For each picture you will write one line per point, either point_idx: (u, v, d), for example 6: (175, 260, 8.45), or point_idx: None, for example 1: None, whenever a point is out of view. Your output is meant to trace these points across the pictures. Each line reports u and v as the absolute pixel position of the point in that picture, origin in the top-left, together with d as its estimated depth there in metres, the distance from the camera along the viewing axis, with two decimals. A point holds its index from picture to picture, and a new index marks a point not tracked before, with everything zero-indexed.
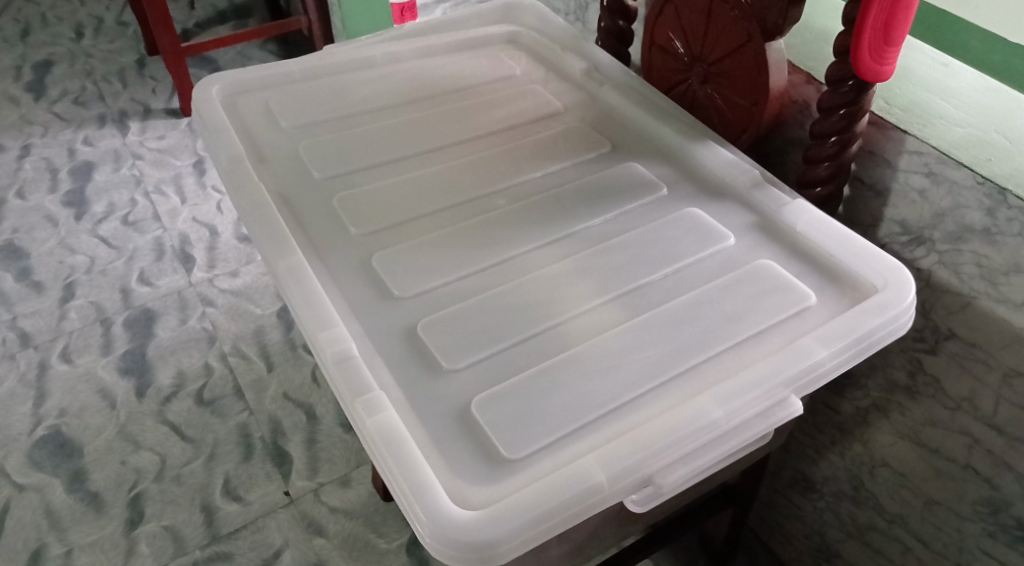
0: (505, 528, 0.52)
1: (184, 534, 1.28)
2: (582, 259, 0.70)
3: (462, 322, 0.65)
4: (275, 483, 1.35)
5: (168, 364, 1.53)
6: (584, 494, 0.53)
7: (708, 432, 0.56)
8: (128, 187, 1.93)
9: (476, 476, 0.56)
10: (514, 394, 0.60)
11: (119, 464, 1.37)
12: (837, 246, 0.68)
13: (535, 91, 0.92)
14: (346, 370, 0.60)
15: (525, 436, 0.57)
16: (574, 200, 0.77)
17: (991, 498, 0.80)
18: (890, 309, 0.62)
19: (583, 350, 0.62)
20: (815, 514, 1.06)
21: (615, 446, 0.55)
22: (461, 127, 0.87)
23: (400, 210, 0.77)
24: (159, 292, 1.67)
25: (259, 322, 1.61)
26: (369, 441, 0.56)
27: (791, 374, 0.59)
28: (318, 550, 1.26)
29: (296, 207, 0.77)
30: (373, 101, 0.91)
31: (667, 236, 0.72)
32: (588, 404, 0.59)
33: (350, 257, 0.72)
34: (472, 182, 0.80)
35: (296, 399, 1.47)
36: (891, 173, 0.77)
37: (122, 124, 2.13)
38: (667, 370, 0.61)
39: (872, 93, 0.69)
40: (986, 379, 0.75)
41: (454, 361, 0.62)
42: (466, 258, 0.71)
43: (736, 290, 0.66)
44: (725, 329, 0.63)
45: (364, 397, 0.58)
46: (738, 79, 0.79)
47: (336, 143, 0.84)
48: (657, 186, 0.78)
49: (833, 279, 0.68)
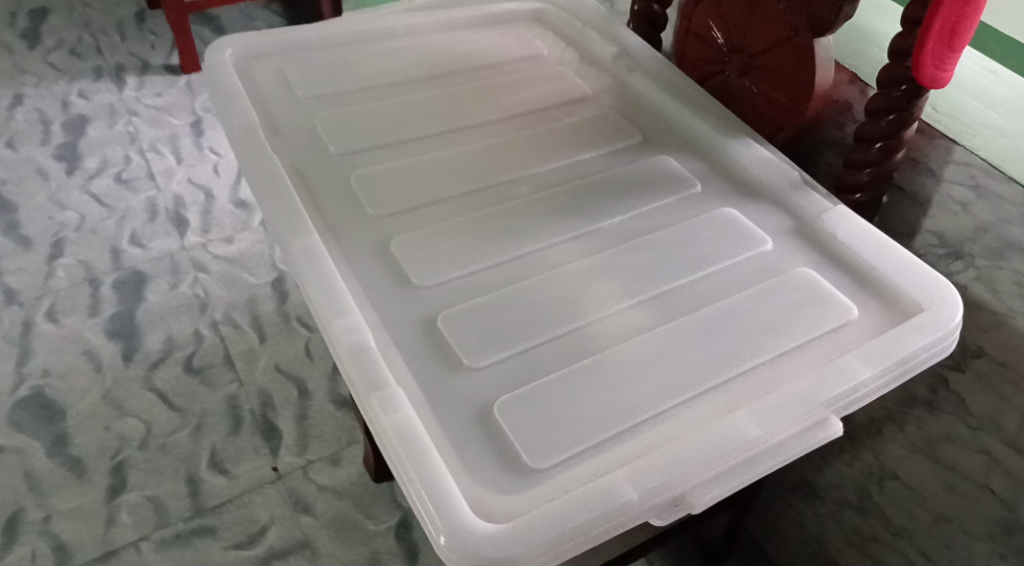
0: (529, 541, 0.49)
1: (167, 505, 1.25)
2: (609, 257, 0.67)
3: (484, 318, 0.63)
4: (263, 457, 1.32)
5: (157, 330, 1.50)
6: (611, 510, 0.51)
7: (742, 451, 0.54)
8: (122, 144, 1.88)
9: (498, 484, 0.53)
10: (538, 398, 0.58)
11: (102, 430, 1.34)
12: (880, 258, 0.65)
13: (562, 73, 0.88)
14: (360, 361, 0.58)
15: (549, 444, 0.55)
16: (602, 193, 0.74)
17: (1005, 520, 0.79)
18: (932, 330, 0.60)
19: (611, 355, 0.60)
20: (815, 521, 1.05)
21: (646, 462, 0.53)
22: (484, 107, 0.83)
23: (420, 193, 0.74)
24: (150, 254, 1.63)
25: (253, 291, 1.58)
26: (384, 439, 0.54)
27: (831, 395, 0.56)
28: (304, 529, 1.24)
29: (310, 183, 0.74)
30: (391, 74, 0.86)
31: (699, 236, 0.69)
32: (615, 413, 0.56)
33: (367, 240, 0.69)
34: (495, 167, 0.76)
35: (288, 372, 1.44)
36: (932, 183, 0.74)
37: (118, 79, 2.07)
38: (698, 382, 0.58)
39: (924, 99, 0.67)
40: (1012, 399, 0.74)
41: (476, 359, 0.60)
42: (489, 248, 0.68)
43: (772, 298, 0.64)
44: (761, 341, 0.61)
45: (380, 394, 0.56)
46: (779, 75, 0.76)
47: (354, 119, 0.80)
48: (689, 182, 0.75)
49: (873, 291, 0.65)
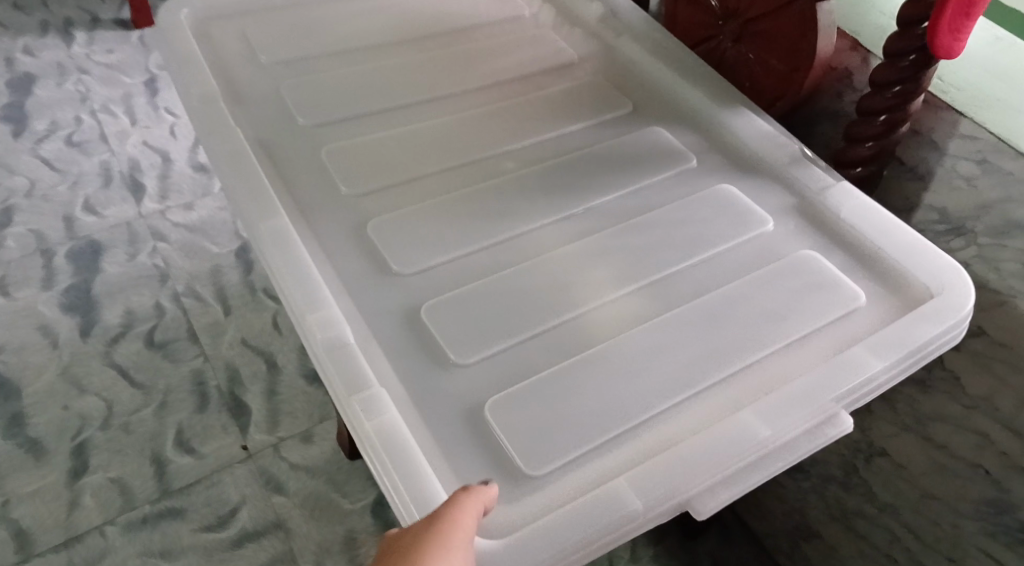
0: (530, 554, 0.51)
1: (132, 486, 1.21)
2: (597, 241, 0.69)
3: (471, 312, 0.63)
4: (231, 436, 1.27)
5: (116, 302, 1.43)
6: (618, 519, 0.52)
7: (752, 452, 0.55)
8: (72, 104, 1.78)
9: (499, 494, 0.55)
10: (527, 395, 0.59)
11: (61, 409, 1.28)
12: (882, 240, 0.66)
13: (543, 37, 0.88)
14: (339, 358, 0.58)
15: (549, 447, 0.56)
16: (594, 169, 0.75)
17: (996, 499, 0.78)
18: (947, 317, 0.60)
19: (613, 351, 0.61)
20: (798, 494, 1.04)
21: (650, 469, 0.54)
22: (465, 77, 0.83)
23: (400, 170, 0.74)
24: (106, 222, 1.56)
25: (216, 261, 1.51)
26: (365, 441, 0.55)
27: (841, 391, 0.57)
28: (276, 509, 1.20)
29: (281, 159, 0.74)
30: (364, 36, 0.86)
31: (697, 217, 0.70)
32: (615, 412, 0.58)
33: (341, 221, 0.70)
34: (477, 142, 0.77)
35: (255, 346, 1.39)
36: (936, 157, 0.72)
37: (66, 34, 1.95)
38: (701, 379, 0.60)
39: (931, 70, 0.65)
40: (1011, 380, 0.73)
41: (461, 355, 0.61)
42: (469, 227, 0.70)
43: (773, 284, 0.65)
44: (764, 335, 0.62)
45: (361, 395, 0.56)
46: (778, 41, 0.74)
47: (328, 88, 0.80)
48: (687, 157, 0.76)
49: (879, 276, 0.66)
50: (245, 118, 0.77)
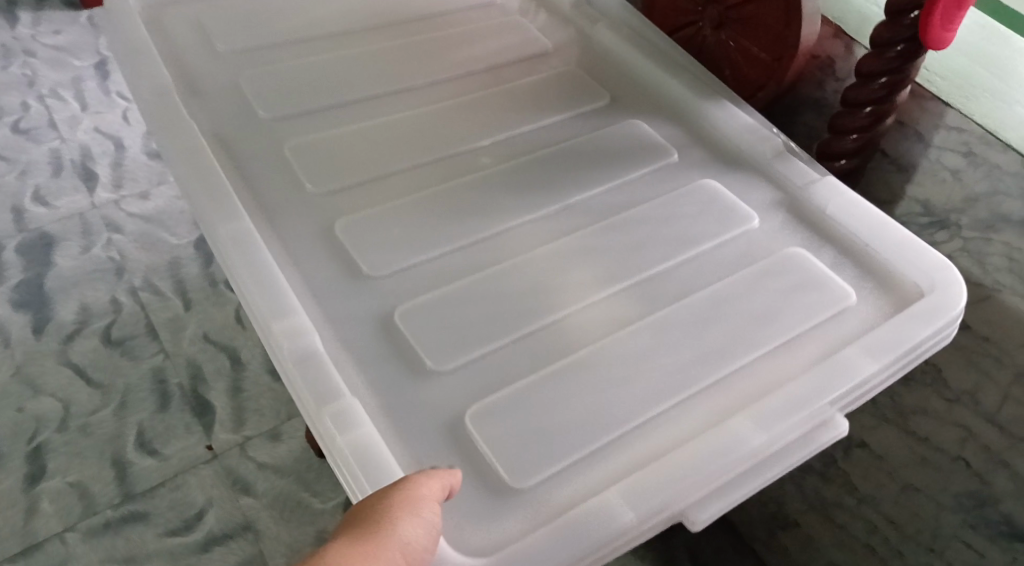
0: None
1: (93, 491, 1.16)
2: (579, 238, 0.66)
3: (449, 315, 0.61)
4: (196, 435, 1.23)
5: (71, 297, 1.38)
6: (609, 536, 0.50)
7: (746, 460, 0.54)
8: (19, 89, 1.71)
9: (480, 513, 0.52)
10: (508, 403, 0.56)
11: (15, 411, 1.23)
12: (875, 237, 0.65)
13: (521, 24, 0.85)
14: (308, 369, 0.55)
15: (533, 460, 0.54)
16: (574, 165, 0.72)
17: (978, 491, 0.78)
18: (940, 316, 0.59)
19: (599, 355, 0.59)
20: (774, 484, 1.03)
21: (641, 479, 0.52)
22: (434, 67, 0.79)
23: (370, 164, 0.71)
24: (57, 214, 1.50)
25: (174, 252, 1.46)
26: (338, 459, 0.52)
27: (836, 395, 0.56)
28: (245, 511, 1.16)
29: (240, 156, 0.70)
30: (325, 21, 0.82)
31: (681, 213, 0.68)
32: (603, 420, 0.56)
33: (308, 220, 0.66)
34: (451, 135, 0.74)
35: (217, 342, 1.34)
36: (921, 149, 0.70)
37: (10, 16, 1.88)
38: (690, 383, 0.57)
39: (918, 62, 0.64)
40: (996, 375, 0.71)
41: (440, 362, 0.58)
42: (444, 226, 0.67)
43: (760, 284, 0.63)
44: (756, 335, 0.60)
45: (333, 408, 0.53)
46: (761, 29, 0.73)
47: (292, 78, 0.76)
48: (668, 151, 0.73)
49: (869, 273, 0.65)
50: (198, 111, 0.72)
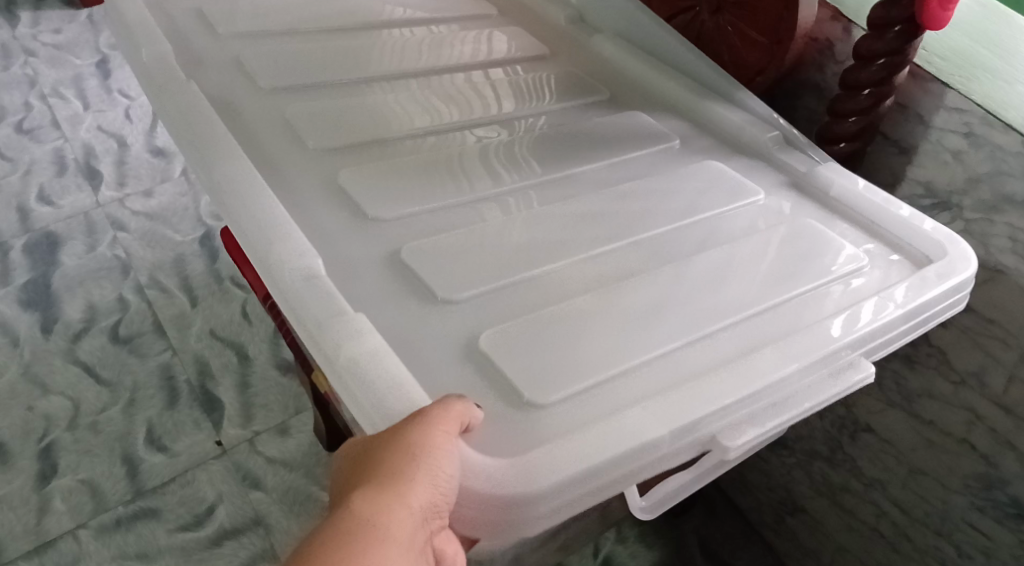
0: (548, 480, 0.47)
1: (104, 489, 1.16)
2: (590, 200, 0.67)
3: (456, 256, 0.61)
4: (204, 431, 1.24)
5: (76, 296, 1.39)
6: (638, 451, 0.50)
7: (775, 390, 0.54)
8: (20, 88, 1.72)
9: (503, 422, 0.52)
10: (525, 331, 0.56)
11: (25, 409, 1.24)
12: (882, 217, 0.66)
13: (512, 31, 0.87)
14: (314, 287, 0.55)
15: (555, 382, 0.53)
16: (582, 144, 0.73)
17: (986, 474, 0.77)
18: (952, 280, 0.61)
19: (620, 296, 0.59)
20: (782, 469, 1.03)
21: (672, 399, 0.51)
22: (434, 55, 0.81)
23: (372, 130, 0.71)
24: (62, 213, 1.51)
25: (179, 248, 1.48)
26: (347, 362, 0.51)
27: (860, 336, 0.57)
28: (254, 505, 1.17)
29: (245, 120, 0.70)
30: (325, 18, 0.83)
31: (688, 188, 0.69)
32: (627, 351, 0.55)
33: (311, 175, 0.66)
34: (458, 110, 0.75)
35: (224, 337, 1.36)
36: (922, 130, 0.70)
37: (10, 15, 1.89)
38: (712, 320, 0.58)
39: (917, 41, 0.64)
40: (1001, 357, 0.71)
41: (451, 292, 0.58)
42: (448, 183, 0.67)
43: (774, 245, 0.64)
44: (776, 283, 0.61)
45: (341, 318, 0.53)
46: (759, 12, 0.73)
47: (294, 56, 0.77)
48: (669, 137, 0.75)
49: (875, 245, 0.66)
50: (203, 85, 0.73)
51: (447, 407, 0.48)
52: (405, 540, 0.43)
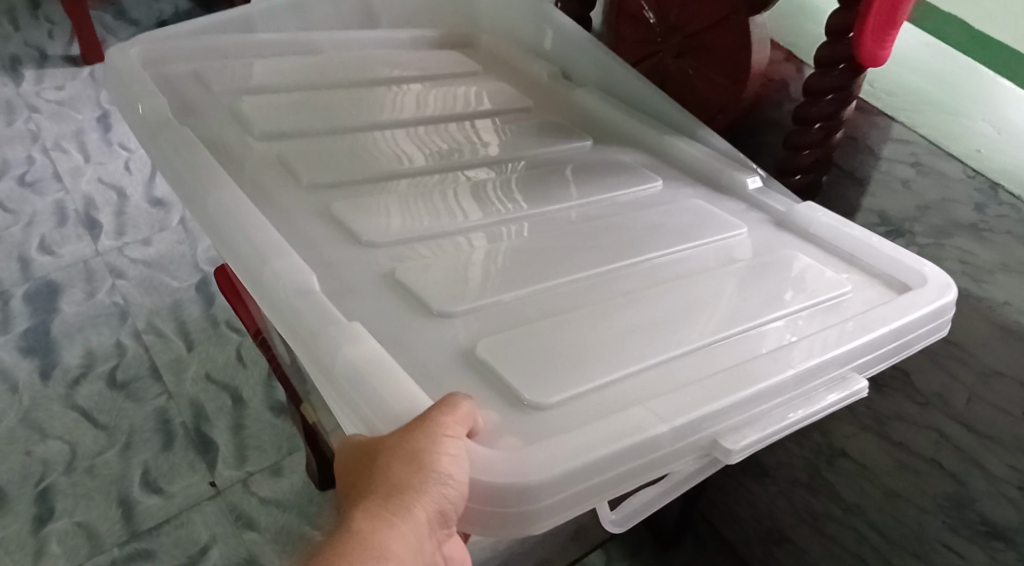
0: (550, 469, 0.49)
1: (100, 531, 1.18)
2: (584, 230, 0.71)
3: (445, 274, 0.64)
4: (199, 473, 1.25)
5: (75, 343, 1.42)
6: (643, 445, 0.51)
7: (774, 393, 0.56)
8: (23, 143, 1.78)
9: (505, 423, 0.54)
10: (515, 338, 0.59)
11: (23, 454, 1.26)
12: (860, 246, 0.70)
13: (494, 85, 0.92)
14: (310, 303, 0.58)
15: (554, 385, 0.56)
16: (573, 182, 0.78)
17: (956, 493, 0.80)
18: (937, 304, 0.63)
19: (615, 314, 0.62)
20: (767, 500, 1.05)
21: (672, 399, 0.54)
22: (429, 107, 0.86)
23: (369, 168, 0.76)
24: (62, 262, 1.55)
25: (176, 294, 1.52)
26: (348, 373, 0.54)
27: (854, 348, 0.59)
28: (248, 545, 1.17)
29: (242, 161, 0.74)
30: (320, 73, 0.88)
31: (677, 221, 0.73)
32: (622, 359, 0.58)
33: (308, 205, 0.71)
34: (453, 153, 0.80)
35: (219, 381, 1.38)
36: (873, 162, 0.74)
37: (14, 73, 1.96)
38: (704, 334, 0.61)
39: (861, 78, 0.69)
40: (962, 377, 0.75)
41: (446, 307, 0.61)
42: (443, 212, 0.71)
43: (761, 272, 0.68)
44: (763, 304, 0.64)
45: (337, 328, 0.56)
46: (716, 55, 0.79)
47: (294, 105, 0.82)
48: (652, 178, 0.79)
49: (860, 273, 0.69)
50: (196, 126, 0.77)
51: (445, 409, 0.50)
52: (410, 543, 0.47)
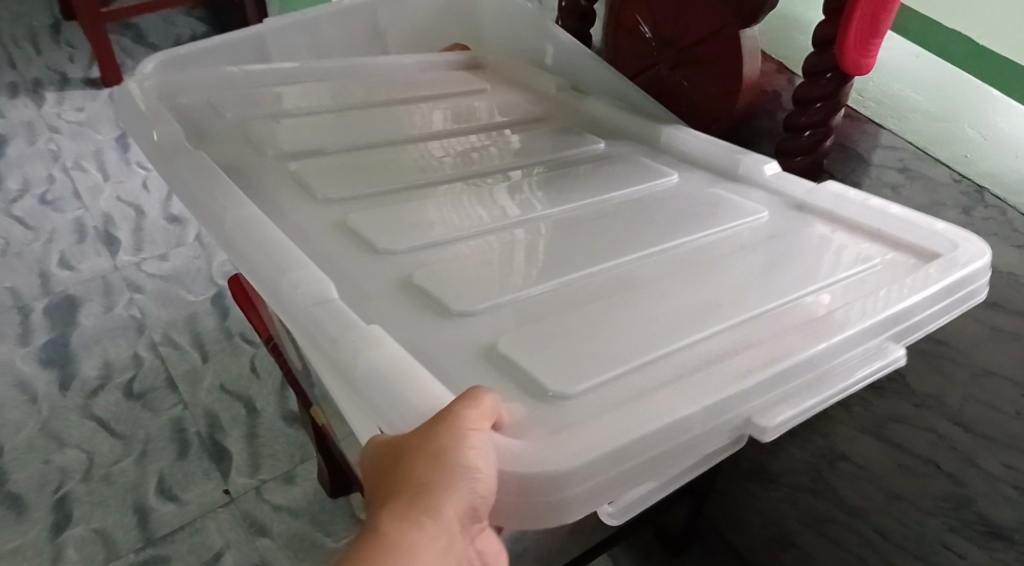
0: (579, 460, 0.50)
1: (116, 537, 1.20)
2: (604, 223, 0.74)
3: (462, 275, 0.67)
4: (213, 481, 1.28)
5: (93, 355, 1.46)
6: (675, 430, 0.53)
7: (805, 367, 0.58)
8: (44, 162, 1.83)
9: (530, 411, 0.56)
10: (536, 333, 0.61)
11: (41, 463, 1.29)
12: (883, 221, 0.72)
13: (503, 101, 0.97)
14: (328, 309, 0.61)
15: (576, 375, 0.58)
16: (592, 179, 0.81)
17: (954, 494, 0.82)
18: (972, 265, 0.65)
19: (636, 302, 0.65)
20: (772, 505, 1.04)
21: (698, 384, 0.55)
22: (450, 123, 0.91)
23: (393, 179, 0.80)
24: (81, 276, 1.60)
25: (192, 308, 1.55)
26: (369, 370, 0.56)
27: (884, 318, 0.61)
28: (261, 551, 1.20)
29: (251, 179, 0.78)
30: (345, 96, 0.94)
31: (700, 212, 0.76)
32: (643, 346, 0.60)
33: (323, 218, 0.74)
34: (475, 161, 0.84)
35: (233, 391, 1.41)
36: (863, 168, 0.79)
37: (36, 95, 2.03)
38: (723, 318, 0.63)
39: (848, 86, 0.74)
40: (955, 378, 0.77)
41: (464, 305, 0.64)
42: (467, 216, 0.75)
43: (783, 253, 0.71)
44: (783, 286, 0.66)
45: (357, 331, 0.58)
46: (710, 66, 0.84)
47: (322, 126, 0.87)
48: (667, 172, 0.82)
49: (889, 244, 0.71)
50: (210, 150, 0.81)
51: (467, 405, 0.50)
52: (437, 551, 0.46)
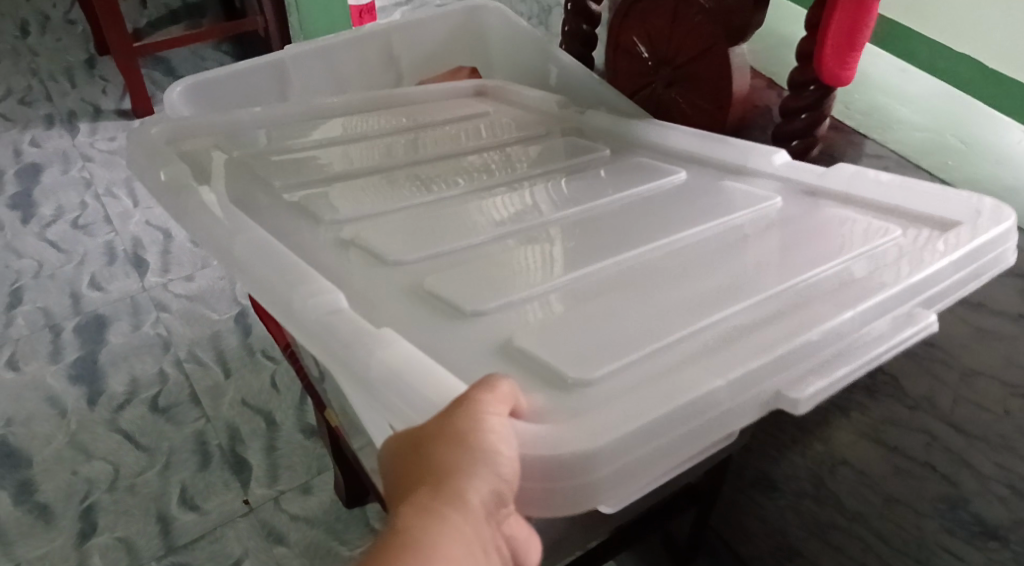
0: (603, 438, 0.54)
1: (138, 545, 1.24)
2: (622, 221, 0.79)
3: (471, 277, 0.71)
4: (233, 491, 1.32)
5: (120, 371, 1.51)
6: (704, 402, 0.56)
7: (832, 338, 0.61)
8: (78, 189, 1.91)
9: (551, 397, 0.59)
10: (556, 328, 0.65)
11: (69, 474, 1.34)
12: (903, 192, 0.75)
13: (504, 122, 1.02)
14: (337, 319, 0.64)
15: (592, 363, 0.61)
16: (608, 183, 0.86)
17: (950, 495, 0.84)
18: (994, 226, 0.69)
19: (655, 295, 0.68)
20: (777, 514, 1.04)
21: (718, 363, 0.59)
22: (456, 147, 0.96)
23: (402, 195, 0.85)
24: (110, 297, 1.66)
25: (215, 326, 1.61)
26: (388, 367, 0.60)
27: (913, 285, 0.65)
28: (278, 559, 1.23)
29: (253, 206, 0.82)
30: (355, 127, 1.00)
31: (717, 204, 0.81)
32: (658, 332, 0.64)
33: (333, 238, 0.78)
34: (490, 174, 0.90)
35: (254, 406, 1.46)
36: None
37: (71, 125, 2.12)
38: (737, 302, 0.66)
39: (832, 98, 0.82)
40: (945, 378, 0.83)
41: (477, 306, 0.67)
42: (475, 223, 0.79)
43: (801, 237, 0.74)
44: (798, 269, 0.70)
45: (371, 335, 0.62)
46: (701, 83, 0.90)
47: (340, 156, 0.93)
48: (677, 171, 0.87)
49: (910, 216, 0.74)
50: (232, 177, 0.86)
51: (483, 393, 0.54)
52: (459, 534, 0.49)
